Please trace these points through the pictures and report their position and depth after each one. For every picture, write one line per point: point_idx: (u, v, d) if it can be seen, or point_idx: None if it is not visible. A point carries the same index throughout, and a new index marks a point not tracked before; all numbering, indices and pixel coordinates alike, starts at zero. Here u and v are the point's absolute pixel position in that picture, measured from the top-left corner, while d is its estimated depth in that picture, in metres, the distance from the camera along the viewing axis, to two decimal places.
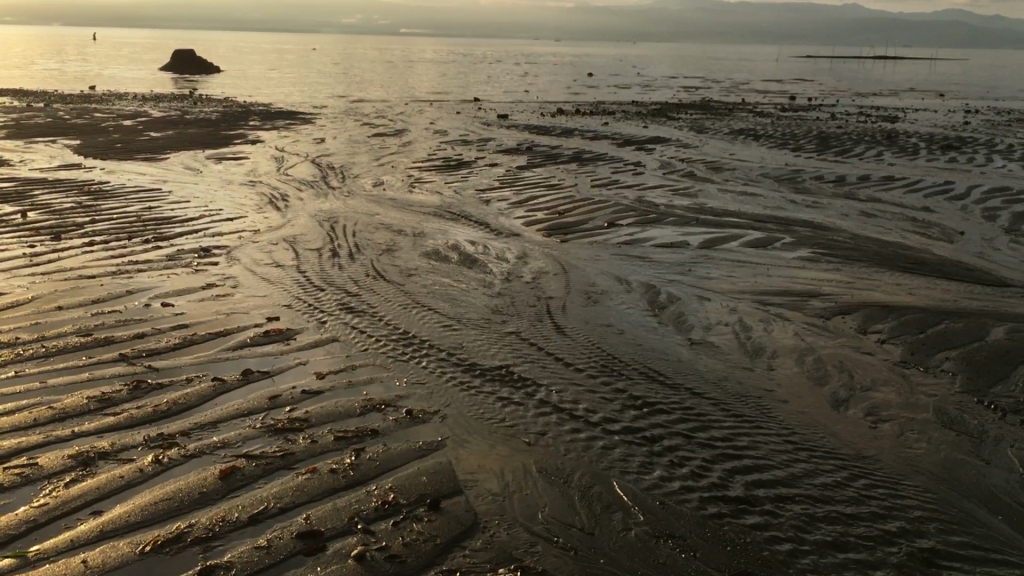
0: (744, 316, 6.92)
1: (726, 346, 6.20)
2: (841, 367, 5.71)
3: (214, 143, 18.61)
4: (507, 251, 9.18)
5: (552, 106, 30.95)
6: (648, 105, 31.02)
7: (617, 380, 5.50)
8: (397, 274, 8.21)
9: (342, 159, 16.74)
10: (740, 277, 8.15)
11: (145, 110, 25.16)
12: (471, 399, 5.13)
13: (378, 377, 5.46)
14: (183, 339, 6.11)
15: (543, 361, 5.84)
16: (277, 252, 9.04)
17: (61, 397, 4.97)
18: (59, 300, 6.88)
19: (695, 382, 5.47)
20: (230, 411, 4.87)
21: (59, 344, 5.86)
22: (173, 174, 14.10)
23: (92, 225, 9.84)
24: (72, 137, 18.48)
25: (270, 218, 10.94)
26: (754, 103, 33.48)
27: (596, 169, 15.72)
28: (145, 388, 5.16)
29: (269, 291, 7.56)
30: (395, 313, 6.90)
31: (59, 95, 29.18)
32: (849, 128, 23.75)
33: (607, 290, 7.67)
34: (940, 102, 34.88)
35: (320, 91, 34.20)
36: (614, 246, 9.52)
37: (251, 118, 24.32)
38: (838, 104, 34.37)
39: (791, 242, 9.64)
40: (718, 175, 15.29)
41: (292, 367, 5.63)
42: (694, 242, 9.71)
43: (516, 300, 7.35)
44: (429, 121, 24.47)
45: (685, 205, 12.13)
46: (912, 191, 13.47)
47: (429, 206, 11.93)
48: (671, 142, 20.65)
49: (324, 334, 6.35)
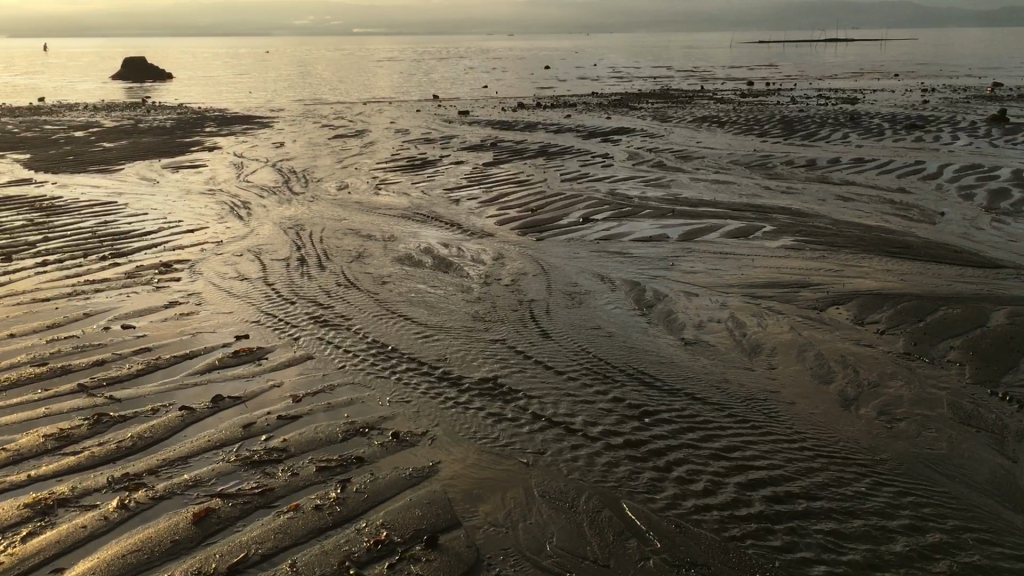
0: (735, 311, 6.65)
1: (722, 344, 5.93)
2: (845, 362, 5.47)
3: (169, 151, 18.04)
4: (483, 253, 8.85)
5: (513, 99, 30.65)
6: (610, 96, 30.81)
7: (612, 388, 5.20)
8: (370, 282, 7.85)
9: (303, 163, 16.27)
10: (726, 270, 7.89)
11: (96, 120, 24.47)
12: (460, 416, 4.80)
13: (359, 397, 5.10)
14: (145, 365, 5.70)
15: (531, 370, 5.52)
16: (242, 263, 8.64)
17: (14, 436, 4.55)
18: (9, 328, 6.42)
19: (694, 386, 5.19)
20: (201, 444, 4.49)
21: (11, 377, 5.41)
22: (128, 186, 13.57)
23: (44, 243, 9.35)
24: (21, 151, 17.81)
25: (231, 227, 10.52)
26: (714, 89, 33.43)
27: (563, 162, 15.41)
28: (106, 422, 4.75)
29: (235, 307, 7.15)
30: (370, 325, 6.54)
31: (6, 108, 28.22)
32: (812, 111, 23.71)
33: (591, 290, 7.37)
34: (898, 81, 35.11)
35: (276, 94, 33.57)
36: (592, 242, 9.22)
37: (206, 123, 23.73)
38: (798, 86, 34.44)
39: (772, 230, 9.42)
40: (689, 163, 15.05)
41: (265, 390, 5.25)
42: (673, 234, 9.43)
43: (497, 305, 7.02)
44: (389, 120, 24.03)
45: (659, 196, 11.89)
46: (885, 172, 13.35)
47: (396, 208, 11.55)
48: (637, 132, 20.41)
49: (297, 351, 5.97)
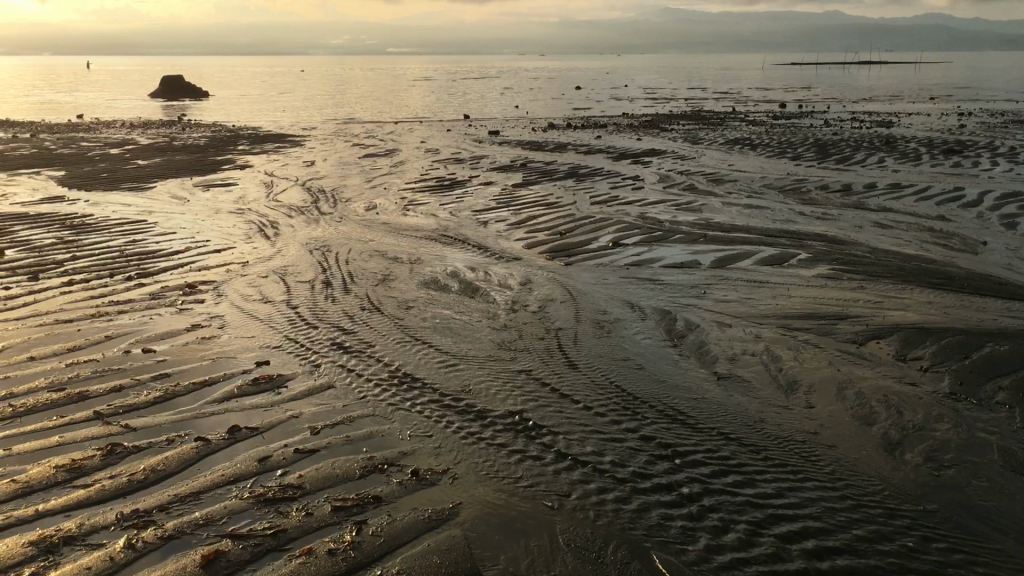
0: (770, 343, 6.43)
1: (756, 379, 5.70)
2: (887, 403, 5.24)
3: (201, 169, 18.08)
4: (510, 277, 8.69)
5: (543, 119, 30.56)
6: (641, 117, 30.62)
7: (640, 424, 5.00)
8: (395, 306, 7.70)
9: (333, 182, 16.21)
10: (760, 300, 7.66)
11: (131, 137, 24.66)
12: (482, 453, 4.62)
13: (379, 430, 4.94)
14: (163, 392, 5.56)
15: (558, 404, 5.32)
16: (267, 285, 8.54)
17: (25, 466, 4.42)
18: (29, 351, 6.33)
19: (727, 424, 4.98)
20: (214, 478, 4.33)
21: (27, 403, 5.30)
22: (158, 204, 13.56)
23: (72, 262, 9.30)
24: (54, 167, 17.93)
25: (258, 248, 10.44)
26: (746, 111, 33.17)
27: (593, 185, 15.24)
28: (120, 453, 4.61)
29: (258, 331, 7.02)
30: (393, 352, 6.39)
31: (44, 124, 28.58)
32: (846, 135, 23.38)
33: (621, 318, 7.18)
34: (934, 105, 34.64)
35: (309, 113, 33.73)
36: (622, 268, 9.02)
37: (238, 141, 23.82)
38: (832, 109, 34.08)
39: (808, 258, 9.17)
40: (721, 187, 14.80)
41: (283, 421, 5.09)
42: (705, 261, 9.21)
43: (523, 333, 6.84)
44: (419, 140, 24.00)
45: (690, 220, 11.67)
46: (923, 199, 13.04)
47: (424, 230, 11.42)
48: (668, 154, 20.21)
49: (318, 380, 5.81)
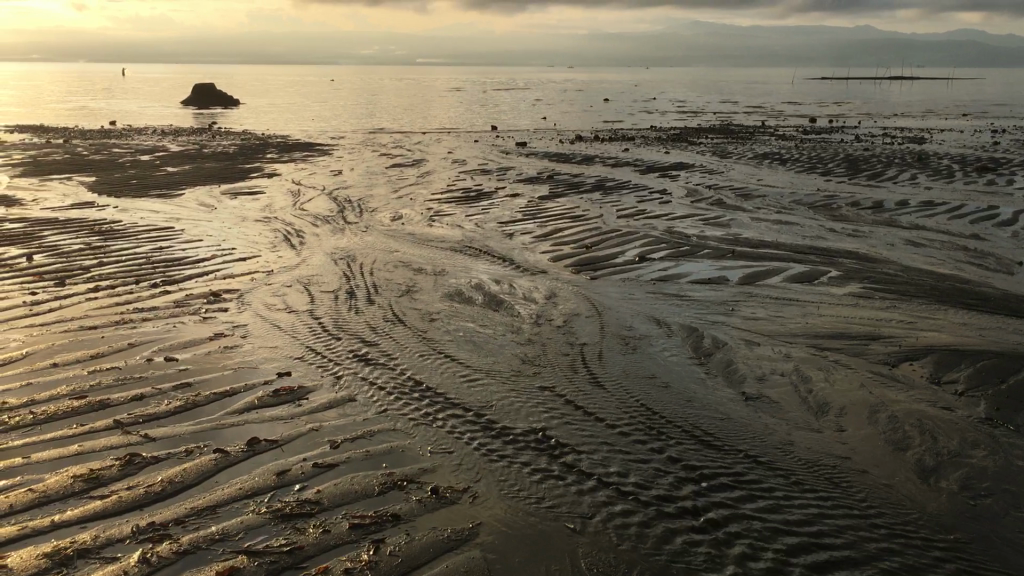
0: (800, 363, 6.29)
1: (785, 401, 5.57)
2: (921, 427, 5.10)
3: (229, 177, 18.15)
4: (535, 291, 8.60)
5: (571, 132, 30.49)
6: (669, 131, 30.46)
7: (666, 444, 4.89)
8: (418, 318, 7.64)
9: (359, 192, 16.21)
10: (790, 318, 7.52)
11: (161, 144, 24.85)
12: (503, 471, 4.52)
13: (399, 445, 4.86)
14: (183, 402, 5.52)
15: (581, 422, 5.22)
16: (290, 294, 8.51)
17: (43, 475, 4.39)
18: (52, 357, 6.33)
19: (755, 446, 4.85)
20: (231, 492, 4.26)
21: (48, 410, 5.28)
22: (185, 211, 13.61)
23: (97, 268, 9.33)
24: (85, 173, 18.10)
25: (282, 256, 10.43)
26: (776, 125, 32.93)
27: (620, 198, 15.14)
28: (137, 464, 4.56)
29: (279, 341, 6.98)
30: (415, 365, 6.31)
31: (76, 130, 28.89)
32: (877, 150, 23.13)
33: (647, 335, 7.06)
34: (967, 121, 34.25)
35: (338, 122, 33.88)
36: (648, 283, 8.91)
37: (267, 149, 23.94)
38: (863, 124, 33.77)
39: (839, 276, 9.01)
40: (750, 202, 14.64)
41: (303, 434, 5.03)
42: (733, 277, 9.08)
43: (548, 348, 6.74)
44: (446, 150, 24.01)
45: (719, 235, 11.54)
46: (957, 217, 12.82)
47: (449, 241, 11.37)
48: (696, 167, 20.05)
49: (339, 392, 5.75)
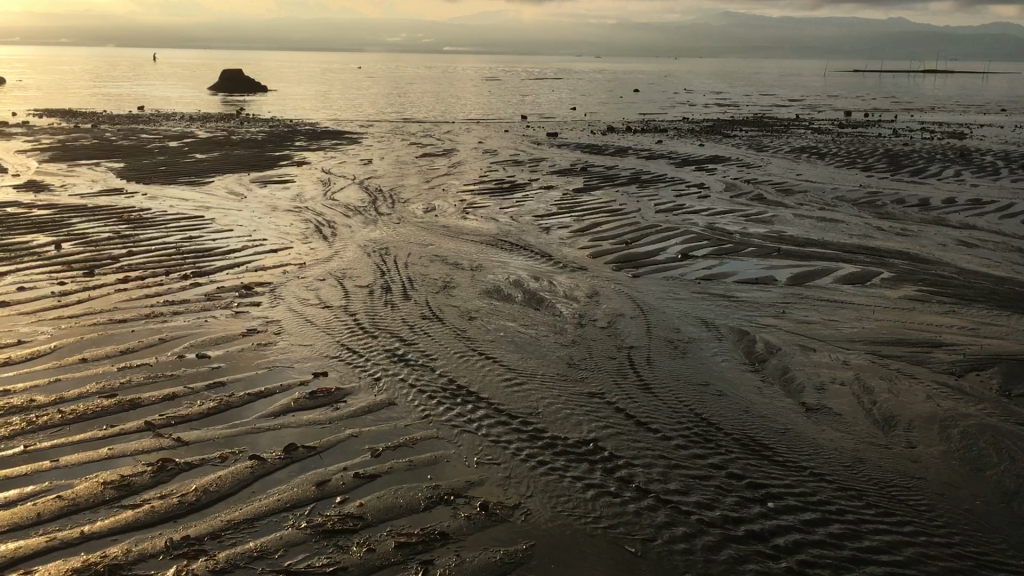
0: (860, 372, 5.98)
1: (850, 413, 5.25)
2: (996, 445, 4.79)
3: (259, 165, 17.98)
4: (576, 288, 8.33)
5: (601, 123, 30.14)
6: (702, 122, 30.03)
7: (725, 457, 4.60)
8: (456, 316, 7.38)
9: (390, 182, 15.97)
10: (844, 322, 7.20)
11: (191, 131, 24.75)
12: (556, 486, 4.27)
13: (444, 455, 4.61)
14: (217, 404, 5.30)
15: (633, 432, 4.94)
16: (324, 289, 8.29)
17: (72, 482, 4.18)
18: (81, 352, 6.15)
19: (822, 463, 4.56)
20: (269, 504, 4.04)
21: (77, 410, 5.08)
22: (215, 199, 13.44)
23: (127, 258, 9.16)
24: (115, 159, 18.01)
25: (315, 249, 10.21)
26: (810, 118, 32.40)
27: (657, 191, 14.81)
28: (170, 471, 4.34)
29: (315, 339, 6.75)
30: (455, 366, 6.07)
31: (105, 115, 28.83)
32: (917, 145, 22.64)
33: (695, 338, 6.77)
34: (1005, 116, 33.59)
35: (366, 111, 33.62)
36: (693, 282, 8.60)
37: (296, 137, 23.75)
38: (899, 118, 33.19)
39: (891, 278, 8.65)
40: (791, 198, 14.23)
41: (341, 441, 4.79)
42: (781, 277, 8.75)
43: (593, 350, 6.47)
44: (476, 140, 23.71)
45: (761, 232, 11.20)
46: (1008, 216, 12.38)
47: (483, 234, 11.10)
48: (732, 161, 19.67)
49: (379, 395, 5.51)
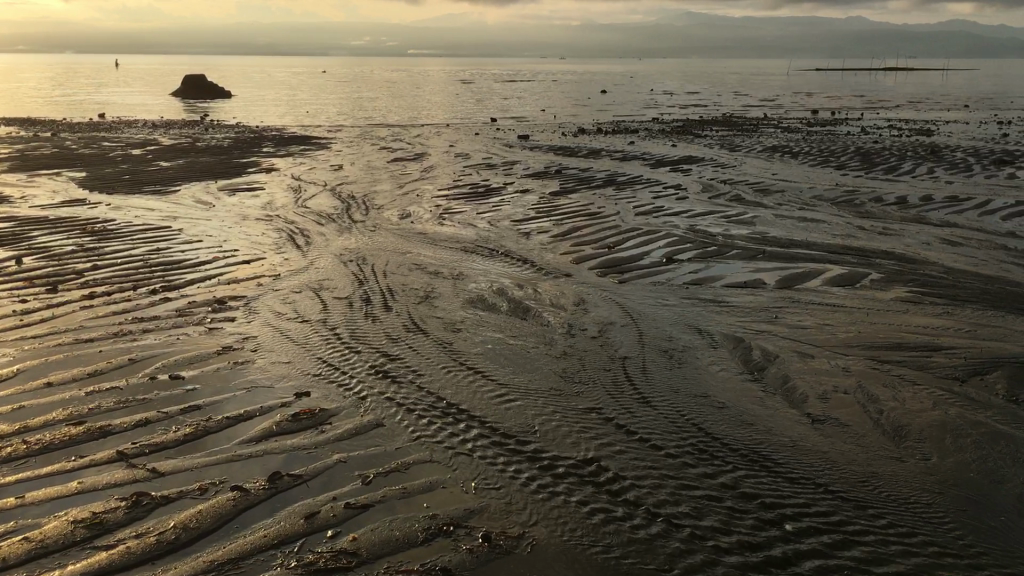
0: (863, 379, 5.78)
1: (858, 425, 5.05)
2: (1012, 456, 4.61)
3: (226, 172, 17.55)
4: (562, 296, 8.09)
5: (572, 124, 29.99)
6: (672, 122, 29.99)
7: (735, 475, 4.38)
8: (440, 328, 7.11)
9: (362, 188, 15.63)
10: (839, 326, 7.01)
11: (154, 138, 24.18)
12: (561, 511, 4.02)
13: (439, 480, 4.35)
14: (194, 429, 4.99)
15: (636, 449, 4.70)
16: (300, 301, 7.98)
17: (40, 521, 3.87)
18: (46, 375, 5.80)
19: (836, 479, 4.35)
20: (255, 541, 3.75)
21: (43, 439, 4.75)
22: (182, 209, 13.04)
23: (93, 272, 8.79)
24: (77, 169, 17.48)
25: (289, 259, 9.88)
26: (778, 117, 32.47)
27: (635, 193, 14.62)
28: (146, 506, 4.04)
29: (293, 355, 6.45)
30: (443, 382, 5.81)
31: (65, 124, 28.14)
32: (888, 142, 22.68)
33: (689, 346, 6.55)
34: (969, 112, 33.93)
35: (333, 115, 33.19)
36: (680, 287, 8.40)
37: (263, 143, 23.31)
38: (865, 116, 33.38)
39: (880, 279, 8.50)
40: (769, 198, 14.11)
41: (328, 468, 4.50)
42: (770, 280, 8.56)
43: (585, 361, 6.23)
44: (447, 144, 23.42)
45: (744, 234, 11.03)
46: (987, 213, 12.33)
47: (461, 241, 10.83)
48: (706, 161, 19.52)
49: (365, 416, 5.22)
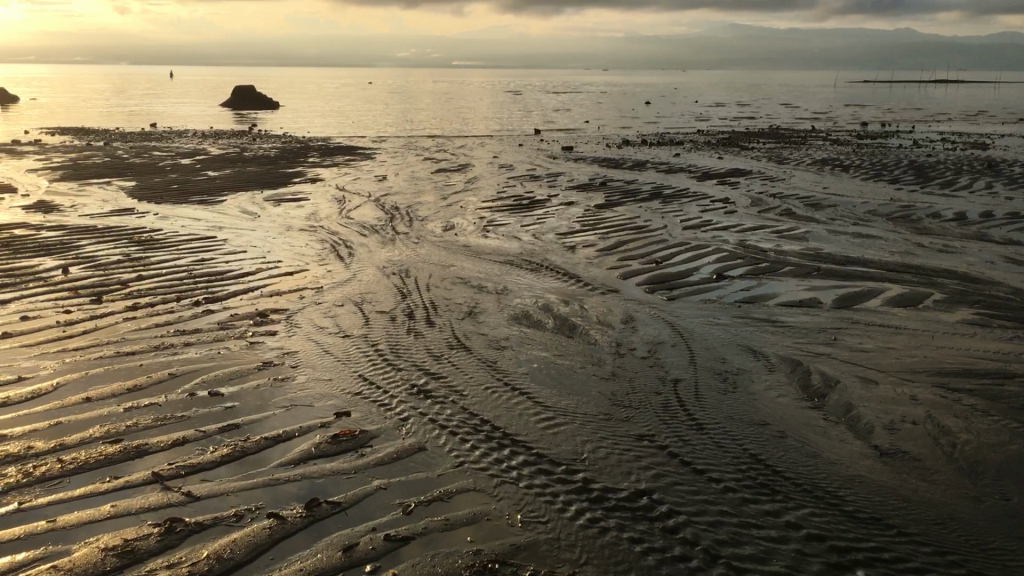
0: (931, 409, 5.46)
1: (930, 459, 4.74)
2: None
3: (272, 182, 17.57)
4: (610, 313, 7.85)
5: (617, 135, 29.75)
6: (719, 134, 29.58)
7: (799, 514, 4.11)
8: (485, 345, 6.91)
9: (407, 199, 15.52)
10: (903, 350, 6.68)
11: (202, 147, 24.37)
12: (612, 550, 3.79)
13: (484, 511, 4.14)
14: (232, 450, 4.83)
15: (692, 481, 4.44)
16: (343, 315, 7.83)
17: (71, 547, 3.72)
18: (85, 389, 5.70)
19: (908, 521, 4.06)
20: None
21: (79, 458, 4.62)
22: (228, 219, 13.03)
23: (137, 283, 8.74)
24: (127, 177, 17.63)
25: (332, 271, 9.77)
26: (827, 129, 31.96)
27: (683, 207, 14.34)
28: (180, 533, 3.88)
29: (334, 372, 6.29)
30: (488, 403, 5.60)
31: (118, 133, 28.53)
32: (943, 156, 22.12)
33: (744, 369, 6.27)
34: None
35: (380, 126, 33.20)
36: (733, 305, 8.11)
37: (310, 153, 23.39)
38: (918, 129, 32.66)
39: (943, 300, 8.14)
40: (822, 213, 13.73)
41: (367, 495, 4.31)
42: (826, 299, 8.25)
43: (635, 384, 5.98)
44: (491, 154, 23.32)
45: (797, 249, 10.70)
46: None
47: (505, 254, 10.63)
48: (755, 174, 19.14)
49: (407, 439, 5.03)
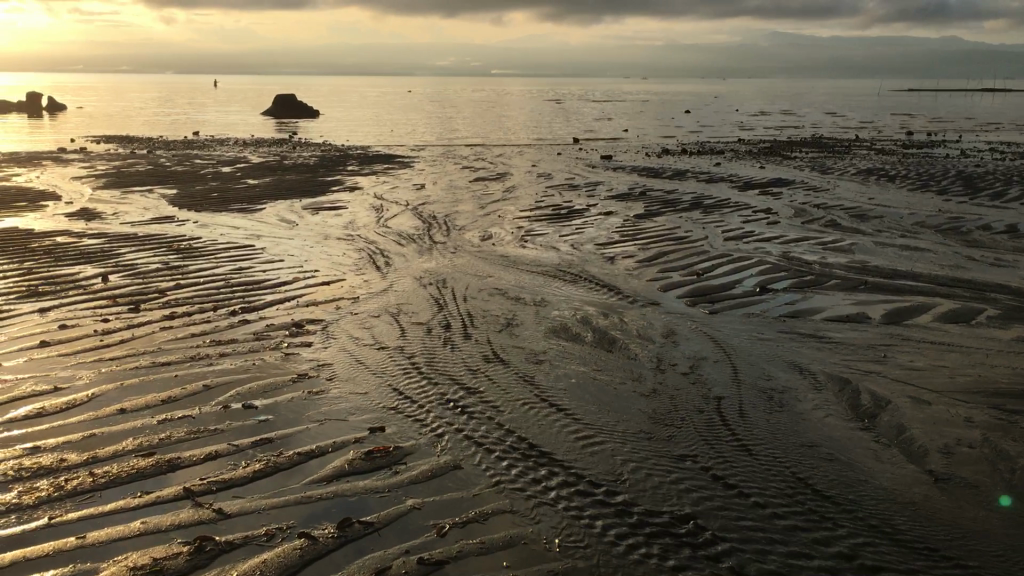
0: (988, 431, 5.23)
1: (989, 487, 4.51)
2: None
3: (311, 190, 17.61)
4: (650, 327, 7.68)
5: (657, 144, 29.49)
6: (760, 143, 29.19)
7: (851, 543, 3.92)
8: (522, 358, 6.77)
9: (444, 208, 15.44)
10: (956, 368, 6.44)
11: (243, 155, 24.54)
12: None
13: (521, 534, 4.00)
14: (265, 465, 4.75)
15: (738, 506, 4.26)
16: (379, 326, 7.75)
17: (99, 566, 3.64)
18: (119, 400, 5.66)
19: (967, 553, 3.85)
20: None
21: (111, 471, 4.56)
22: (266, 227, 13.05)
23: (175, 291, 8.74)
24: (168, 185, 17.77)
25: (369, 281, 9.70)
26: (871, 138, 31.42)
27: (724, 217, 14.11)
28: (210, 552, 3.79)
29: (368, 385, 6.19)
30: (525, 419, 5.46)
31: (160, 141, 28.85)
32: (992, 166, 21.60)
33: (790, 387, 6.07)
34: None
35: (419, 134, 33.21)
36: (777, 319, 7.90)
37: (349, 161, 23.45)
38: (965, 138, 31.99)
39: (996, 316, 7.86)
40: (867, 224, 13.42)
41: (400, 515, 4.19)
42: (874, 314, 8.00)
43: (677, 401, 5.80)
44: (530, 163, 23.21)
45: (843, 262, 10.44)
46: None
47: (544, 265, 10.50)
48: (797, 184, 18.82)
49: (442, 457, 4.90)
